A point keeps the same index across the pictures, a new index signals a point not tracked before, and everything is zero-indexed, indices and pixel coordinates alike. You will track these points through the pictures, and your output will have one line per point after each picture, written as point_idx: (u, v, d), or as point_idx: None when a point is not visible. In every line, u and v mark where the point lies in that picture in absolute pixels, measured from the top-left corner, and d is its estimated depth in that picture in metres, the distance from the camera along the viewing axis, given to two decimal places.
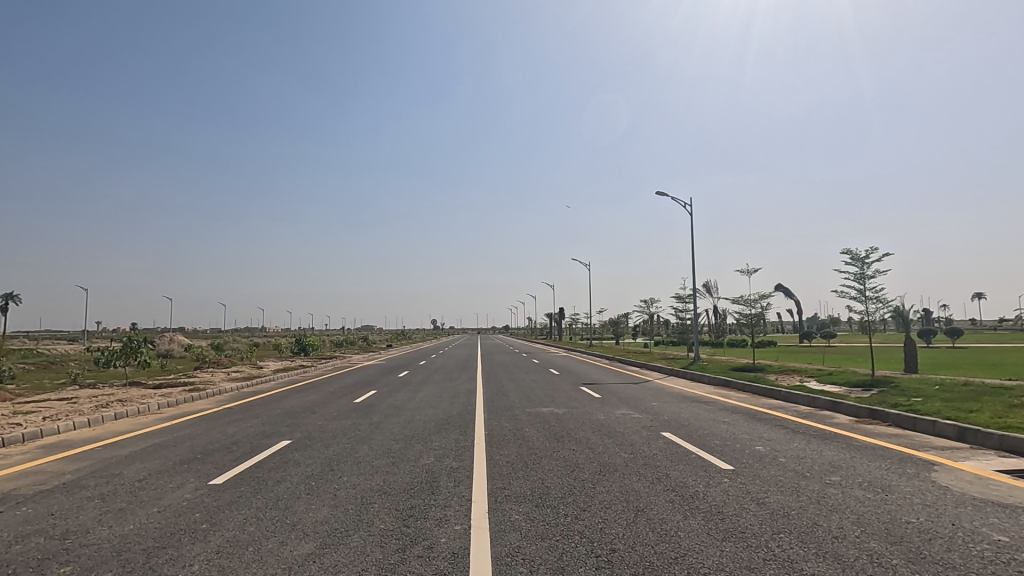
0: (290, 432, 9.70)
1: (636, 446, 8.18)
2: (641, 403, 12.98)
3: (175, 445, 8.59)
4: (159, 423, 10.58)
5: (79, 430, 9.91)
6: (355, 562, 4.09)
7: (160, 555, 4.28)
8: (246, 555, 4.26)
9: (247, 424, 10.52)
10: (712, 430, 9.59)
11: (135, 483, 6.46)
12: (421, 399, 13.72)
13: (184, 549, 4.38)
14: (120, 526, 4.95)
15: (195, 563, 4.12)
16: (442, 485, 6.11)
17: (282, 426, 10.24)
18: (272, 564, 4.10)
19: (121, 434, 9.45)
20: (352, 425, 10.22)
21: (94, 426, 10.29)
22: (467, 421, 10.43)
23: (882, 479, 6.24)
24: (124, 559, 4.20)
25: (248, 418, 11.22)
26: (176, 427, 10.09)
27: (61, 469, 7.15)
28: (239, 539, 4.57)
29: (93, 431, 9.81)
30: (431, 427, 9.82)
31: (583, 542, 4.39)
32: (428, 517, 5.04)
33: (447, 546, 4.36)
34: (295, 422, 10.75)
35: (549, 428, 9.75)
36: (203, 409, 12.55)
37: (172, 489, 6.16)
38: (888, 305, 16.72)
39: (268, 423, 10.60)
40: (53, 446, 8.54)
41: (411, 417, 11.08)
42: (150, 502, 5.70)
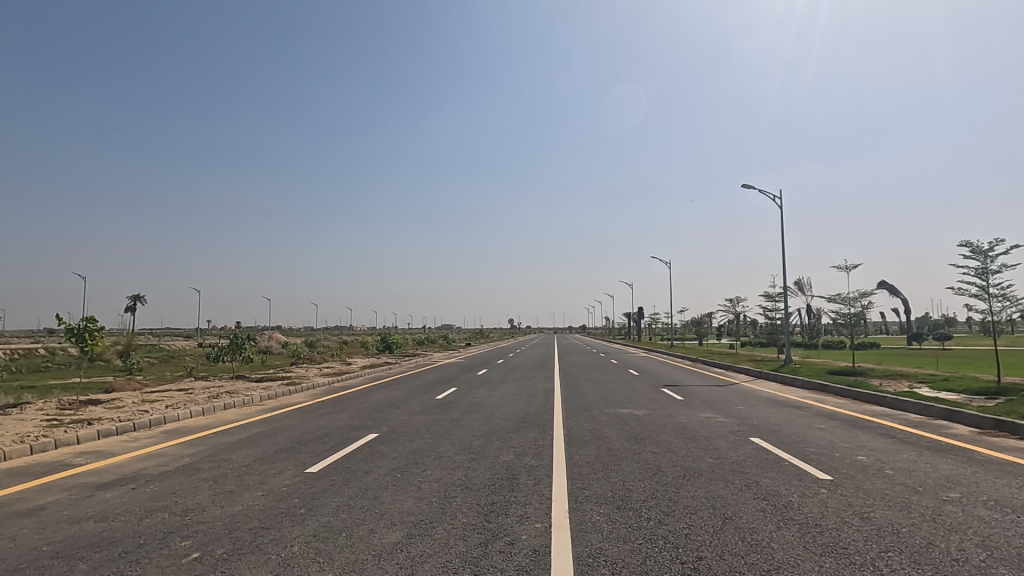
0: (377, 425, 10.17)
1: (722, 451, 7.81)
2: (727, 406, 12.40)
3: (275, 435, 9.28)
4: (261, 414, 11.42)
5: (194, 418, 10.94)
6: (441, 554, 4.21)
7: (264, 534, 4.64)
8: (340, 540, 4.51)
9: (337, 417, 11.15)
10: (807, 437, 8.98)
11: (242, 468, 7.05)
12: (500, 398, 13.91)
13: (285, 531, 4.72)
14: (230, 507, 5.43)
15: (295, 544, 4.42)
16: (522, 482, 6.16)
17: (369, 420, 10.76)
18: (363, 550, 4.31)
19: (229, 423, 10.29)
20: (433, 421, 10.56)
21: (206, 415, 11.31)
22: (544, 420, 10.43)
23: (1011, 499, 5.56)
24: (234, 537, 4.59)
25: (338, 412, 11.86)
26: (275, 418, 10.90)
27: (181, 452, 7.95)
28: (333, 525, 4.86)
29: (205, 419, 10.78)
30: (508, 425, 9.91)
31: (668, 547, 4.26)
32: (509, 514, 5.10)
33: (528, 543, 4.38)
34: (381, 416, 11.26)
35: (628, 430, 9.54)
36: (299, 402, 13.44)
37: (274, 475, 6.67)
38: (1017, 303, 14.81)
39: (356, 417, 11.17)
40: (174, 432, 9.50)
41: (489, 414, 11.26)
42: (255, 485, 6.21)
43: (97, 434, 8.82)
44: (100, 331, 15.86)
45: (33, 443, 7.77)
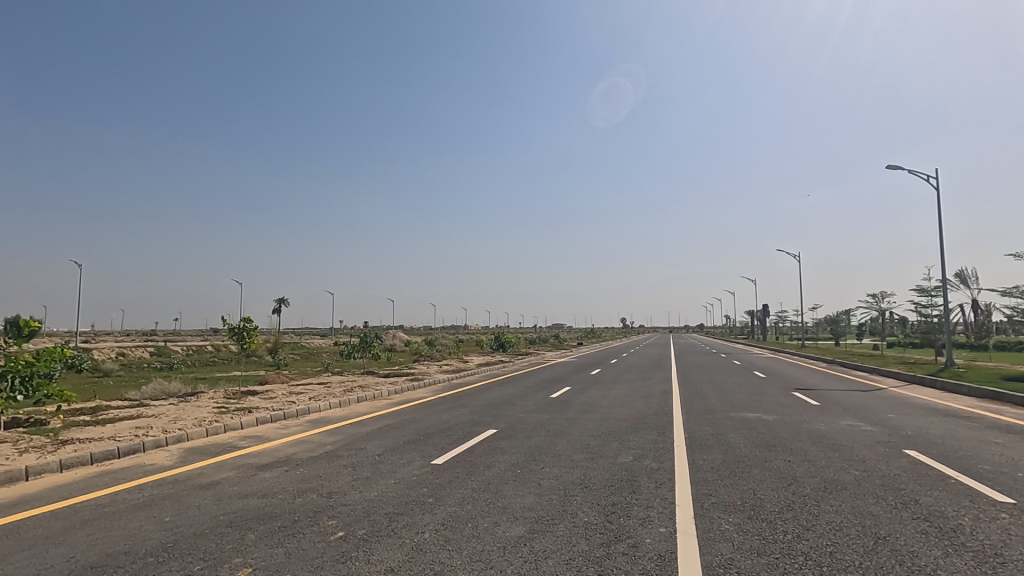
0: (495, 421, 10.48)
1: (869, 463, 7.02)
2: (873, 414, 11.12)
3: (402, 427, 9.93)
4: (389, 407, 12.27)
5: (332, 410, 12.04)
6: (563, 551, 4.23)
7: (398, 520, 4.98)
8: (466, 530, 4.71)
9: (457, 413, 11.67)
10: (977, 452, 7.78)
11: (375, 456, 7.63)
12: (615, 398, 13.68)
13: (417, 518, 5.03)
14: (367, 492, 5.90)
15: (426, 531, 4.70)
16: (643, 485, 6.01)
17: (487, 416, 11.13)
18: (488, 541, 4.46)
19: (362, 415, 11.18)
20: (549, 419, 10.65)
21: (342, 407, 12.39)
22: (663, 422, 10.09)
23: None
24: (373, 520, 4.98)
25: (458, 407, 12.40)
26: (402, 411, 11.66)
27: (323, 440, 8.79)
28: (460, 515, 5.09)
29: (342, 411, 11.82)
30: (626, 426, 9.72)
31: (809, 565, 3.92)
32: (631, 516, 4.99)
33: (653, 547, 4.26)
34: (499, 412, 11.59)
35: (757, 435, 8.93)
36: (422, 397, 14.25)
37: (404, 465, 7.14)
38: None
39: (475, 413, 11.60)
40: (317, 421, 10.53)
41: (605, 415, 11.13)
42: (387, 474, 6.69)
43: (256, 421, 10.03)
44: (255, 330, 18.02)
45: (207, 427, 9.02)
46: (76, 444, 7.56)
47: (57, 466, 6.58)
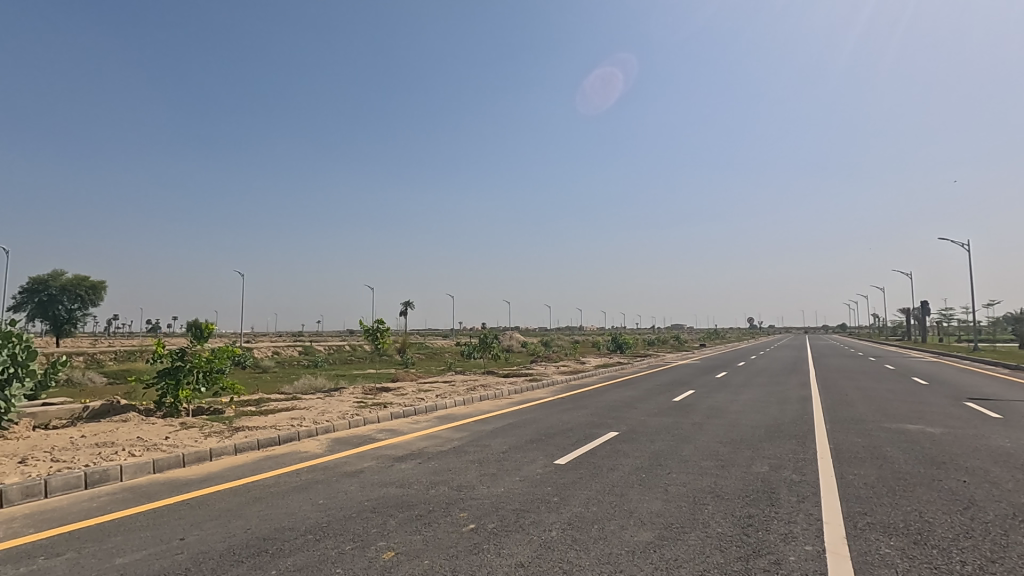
0: (616, 424, 10.32)
1: None
2: None
3: (524, 426, 10.14)
4: (511, 406, 12.59)
5: (458, 407, 12.63)
6: (696, 561, 4.05)
7: (526, 516, 5.09)
8: (593, 531, 4.69)
9: (578, 414, 11.66)
10: None
11: (500, 453, 7.87)
12: (745, 403, 12.82)
13: (543, 516, 5.11)
14: (494, 487, 6.11)
15: (553, 529, 4.75)
16: (782, 498, 5.56)
17: (608, 418, 10.98)
18: (615, 545, 4.41)
19: (486, 413, 11.60)
20: (673, 423, 10.26)
21: (467, 405, 12.94)
22: (803, 431, 9.25)
23: None
24: (501, 514, 5.14)
25: (578, 408, 12.38)
26: (523, 410, 11.90)
27: (451, 435, 9.24)
28: (586, 516, 5.08)
29: (467, 408, 12.36)
30: (760, 434, 9.06)
31: None
32: (771, 530, 4.64)
33: (798, 566, 3.93)
34: (620, 415, 11.38)
35: (920, 450, 7.86)
36: (541, 397, 14.45)
37: (528, 463, 7.29)
38: None
39: (595, 414, 11.51)
40: (444, 418, 11.10)
41: (735, 421, 10.46)
42: (512, 471, 6.87)
43: (391, 416, 10.82)
44: (386, 331, 19.45)
45: (350, 420, 9.90)
46: (246, 431, 8.70)
47: (233, 449, 7.61)
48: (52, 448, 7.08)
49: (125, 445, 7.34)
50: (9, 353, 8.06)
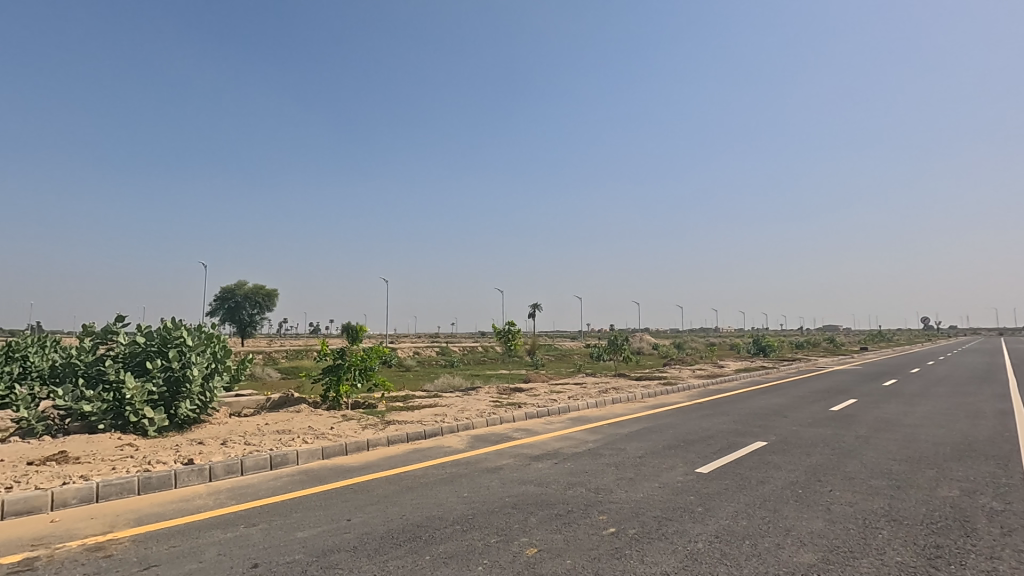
0: (764, 433, 9.55)
1: None
2: None
3: (661, 431, 9.79)
4: (645, 410, 12.24)
5: (591, 409, 12.57)
6: None
7: (668, 525, 4.91)
8: (745, 547, 4.39)
9: (719, 420, 10.99)
10: None
11: (637, 458, 7.68)
12: (923, 416, 11.13)
13: (687, 526, 4.89)
14: (633, 492, 5.97)
15: (699, 541, 4.53)
16: (980, 528, 4.74)
17: (754, 426, 10.21)
18: (771, 564, 4.08)
19: (619, 416, 11.40)
20: (832, 435, 9.23)
21: (600, 407, 12.83)
22: (1003, 451, 7.81)
23: None
24: (643, 521, 5.02)
25: (719, 415, 11.64)
26: (659, 415, 11.50)
27: (585, 437, 9.22)
28: (735, 530, 4.77)
29: (600, 411, 12.25)
30: (944, 452, 7.82)
31: None
32: (967, 565, 3.98)
33: None
34: (767, 423, 10.51)
35: None
36: (678, 401, 13.85)
37: (668, 469, 7.02)
38: None
39: (739, 421, 10.76)
40: (577, 419, 11.11)
41: (911, 435, 9.13)
42: (651, 477, 6.66)
43: (525, 415, 11.08)
44: (518, 333, 19.96)
45: (487, 418, 10.32)
46: (397, 425, 9.47)
47: (386, 441, 8.32)
48: (245, 433, 8.31)
49: (299, 433, 8.38)
50: (211, 352, 9.60)
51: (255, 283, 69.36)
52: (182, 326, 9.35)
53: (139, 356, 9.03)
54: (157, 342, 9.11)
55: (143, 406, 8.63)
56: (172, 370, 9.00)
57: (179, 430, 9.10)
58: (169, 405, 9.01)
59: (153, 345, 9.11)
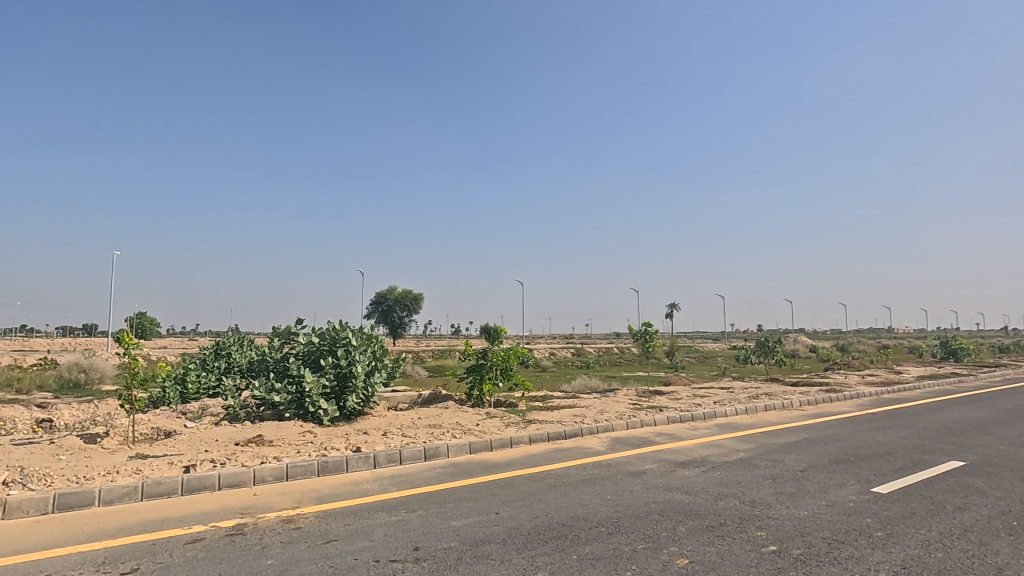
0: (960, 451, 8.13)
1: None
2: None
3: (826, 443, 8.80)
4: (804, 419, 11.08)
5: (740, 416, 11.70)
6: None
7: (841, 549, 4.39)
8: None
9: (899, 434, 9.58)
10: None
11: (798, 472, 6.98)
12: None
13: (865, 552, 4.33)
14: (796, 509, 5.44)
15: (880, 570, 3.99)
16: None
17: (945, 443, 8.73)
18: None
19: (774, 425, 10.46)
20: None
21: (750, 414, 11.89)
22: None
23: None
24: (809, 541, 4.55)
25: (898, 428, 10.15)
26: (822, 425, 10.34)
27: (736, 446, 8.61)
28: (927, 562, 4.12)
29: (751, 418, 11.35)
30: None
31: None
32: None
33: None
34: (964, 440, 8.93)
35: None
36: (844, 410, 12.34)
37: (837, 487, 6.28)
38: None
39: (926, 437, 9.28)
40: (725, 426, 10.41)
41: None
42: (817, 493, 6.01)
43: (668, 420, 10.66)
44: (656, 334, 19.27)
45: (628, 421, 10.11)
46: (537, 424, 9.67)
47: (528, 440, 8.54)
48: (402, 425, 9.06)
49: (448, 428, 8.93)
50: (372, 351, 10.63)
51: (404, 288, 75.40)
52: (347, 327, 10.50)
53: (314, 354, 10.30)
54: (328, 342, 10.32)
55: (319, 398, 9.81)
56: (341, 366, 10.13)
57: (347, 420, 10.20)
58: (339, 398, 10.14)
59: (325, 344, 10.35)
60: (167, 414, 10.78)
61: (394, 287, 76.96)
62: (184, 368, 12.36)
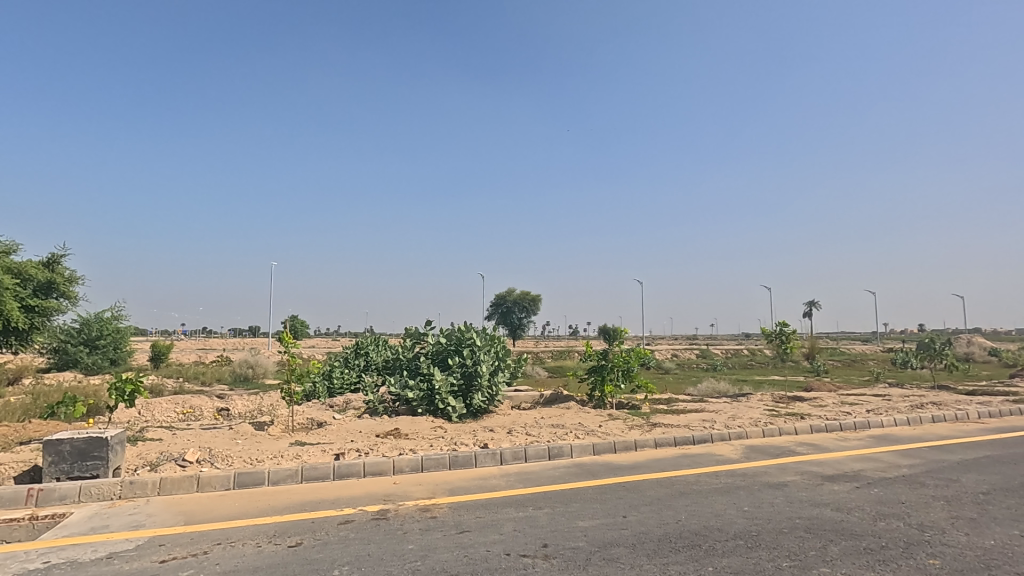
0: None
1: None
2: None
3: (1016, 463, 7.46)
4: (985, 433, 9.50)
5: (900, 427, 10.34)
6: None
7: None
8: None
9: None
10: None
11: (980, 494, 6.00)
12: None
13: None
14: (978, 538, 4.68)
15: None
16: None
17: None
18: None
19: (945, 438, 9.10)
20: None
21: (913, 426, 10.45)
22: None
23: None
24: None
25: None
26: (1010, 441, 8.79)
27: (897, 461, 7.61)
28: None
29: (914, 430, 9.97)
30: None
31: None
32: None
33: None
34: None
35: None
36: None
37: None
38: None
39: None
40: (882, 438, 9.25)
41: None
42: (1006, 521, 5.12)
43: (811, 428, 9.73)
44: (793, 335, 17.68)
45: (764, 428, 9.39)
46: (663, 427, 9.33)
47: (654, 443, 8.28)
48: (526, 424, 9.25)
49: (572, 428, 8.94)
50: (495, 351, 10.99)
51: (523, 290, 76.95)
52: (472, 328, 10.97)
53: (442, 353, 10.89)
54: (455, 342, 10.85)
55: (447, 395, 10.35)
56: (467, 365, 10.60)
57: (474, 417, 10.63)
58: (466, 395, 10.61)
59: (452, 344, 10.90)
60: (318, 407, 12.03)
61: (513, 289, 78.83)
62: (330, 365, 13.71)
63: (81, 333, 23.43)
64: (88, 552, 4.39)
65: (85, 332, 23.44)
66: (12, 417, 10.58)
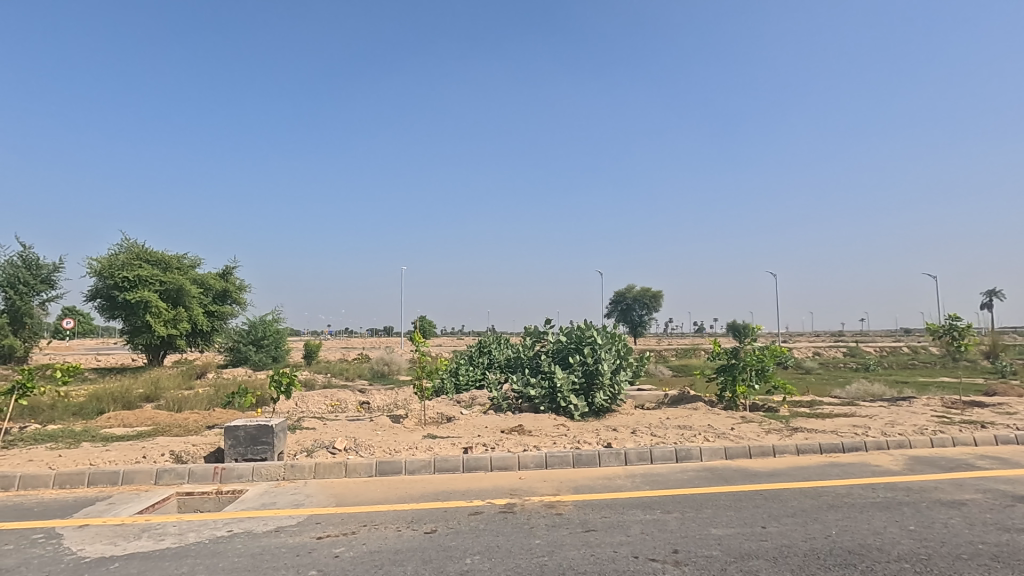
0: None
1: None
2: None
3: None
4: None
5: None
6: None
7: None
8: None
9: None
10: None
11: None
12: None
13: None
14: None
15: None
16: None
17: None
18: None
19: None
20: None
21: None
22: None
23: None
24: None
25: None
26: None
27: None
28: None
29: None
30: None
31: None
32: None
33: None
34: None
35: None
36: None
37: None
38: None
39: None
40: None
41: None
42: None
43: (994, 439, 8.29)
44: (968, 330, 15.22)
45: (932, 437, 8.18)
46: (806, 432, 8.53)
47: (795, 449, 7.59)
48: (650, 425, 8.96)
49: (701, 430, 8.51)
50: (616, 349, 10.80)
51: (643, 287, 74.83)
52: (591, 326, 10.89)
53: (563, 351, 10.95)
54: (574, 341, 10.84)
55: (569, 394, 10.37)
56: (587, 364, 10.54)
57: (596, 416, 10.55)
58: (588, 394, 10.55)
59: (571, 343, 10.91)
60: (446, 402, 12.72)
61: (632, 287, 77.14)
62: (457, 363, 14.40)
63: (250, 334, 26.96)
64: (261, 524, 5.04)
65: (252, 333, 26.94)
66: (200, 405, 12.50)
